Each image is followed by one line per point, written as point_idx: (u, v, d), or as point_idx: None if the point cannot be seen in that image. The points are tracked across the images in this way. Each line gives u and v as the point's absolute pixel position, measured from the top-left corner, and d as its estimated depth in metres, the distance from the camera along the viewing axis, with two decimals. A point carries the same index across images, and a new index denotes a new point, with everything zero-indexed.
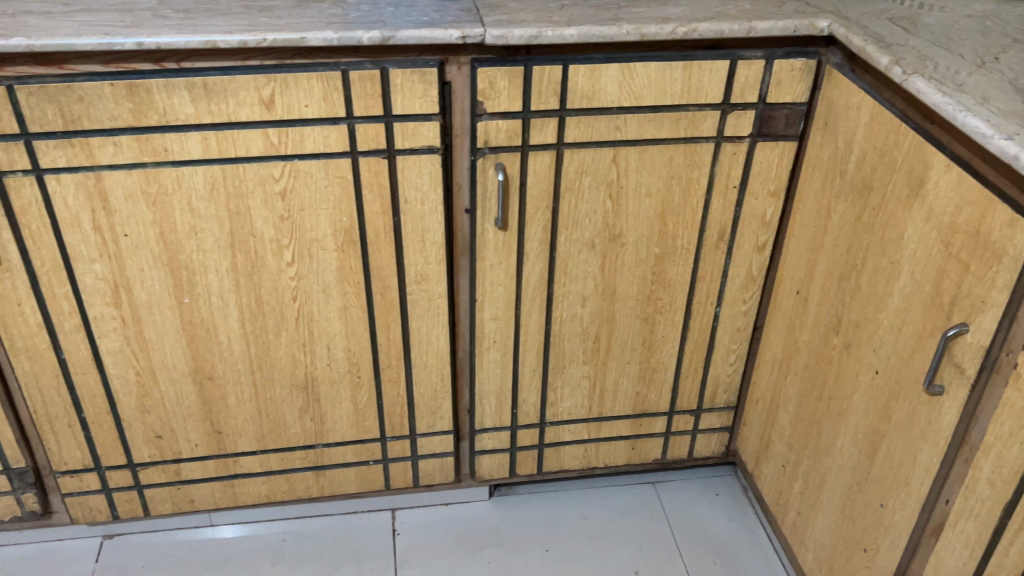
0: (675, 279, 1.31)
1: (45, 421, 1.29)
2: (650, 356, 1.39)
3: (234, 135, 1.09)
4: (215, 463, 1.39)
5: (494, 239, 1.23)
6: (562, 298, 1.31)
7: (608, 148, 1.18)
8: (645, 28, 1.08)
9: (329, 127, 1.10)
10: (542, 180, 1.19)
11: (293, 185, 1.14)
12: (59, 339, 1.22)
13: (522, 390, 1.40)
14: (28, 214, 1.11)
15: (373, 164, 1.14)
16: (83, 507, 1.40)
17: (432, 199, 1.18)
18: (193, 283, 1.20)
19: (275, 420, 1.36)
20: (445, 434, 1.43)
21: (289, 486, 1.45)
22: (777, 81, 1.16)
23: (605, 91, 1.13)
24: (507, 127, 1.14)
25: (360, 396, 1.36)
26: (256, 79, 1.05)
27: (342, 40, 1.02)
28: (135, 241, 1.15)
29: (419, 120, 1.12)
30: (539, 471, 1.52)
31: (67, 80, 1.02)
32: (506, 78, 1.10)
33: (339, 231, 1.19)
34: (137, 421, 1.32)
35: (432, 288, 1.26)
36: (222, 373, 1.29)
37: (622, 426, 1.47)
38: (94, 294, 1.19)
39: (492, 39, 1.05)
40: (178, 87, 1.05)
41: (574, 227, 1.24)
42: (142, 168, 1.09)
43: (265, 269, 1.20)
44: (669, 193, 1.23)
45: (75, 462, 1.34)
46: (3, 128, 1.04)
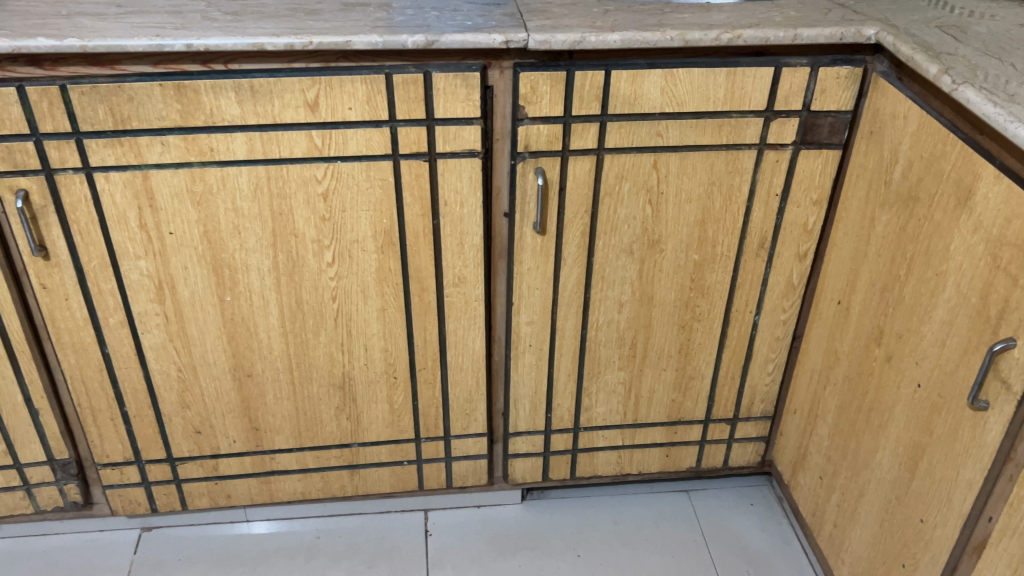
0: (713, 286, 1.31)
1: (88, 413, 1.31)
2: (686, 363, 1.38)
3: (279, 137, 1.10)
4: (252, 459, 1.41)
5: (532, 243, 1.23)
6: (599, 303, 1.30)
7: (649, 154, 1.17)
8: (689, 34, 1.07)
9: (371, 129, 1.11)
10: (582, 185, 1.19)
11: (335, 186, 1.15)
12: (103, 334, 1.24)
13: (557, 394, 1.40)
14: (77, 211, 1.13)
15: (414, 167, 1.15)
16: (123, 500, 1.42)
17: (471, 202, 1.19)
18: (235, 281, 1.22)
19: (311, 418, 1.37)
20: (479, 436, 1.43)
21: (324, 485, 1.46)
22: (822, 89, 1.15)
23: (647, 97, 1.13)
24: (548, 132, 1.14)
25: (396, 396, 1.37)
26: (301, 81, 1.07)
27: (387, 44, 1.03)
28: (180, 239, 1.17)
29: (460, 124, 1.13)
30: (573, 476, 1.51)
31: (118, 80, 1.05)
32: (548, 82, 1.10)
33: (379, 232, 1.20)
34: (177, 416, 1.34)
35: (469, 290, 1.27)
36: (261, 370, 1.31)
37: (657, 433, 1.47)
38: (138, 290, 1.21)
39: (535, 44, 1.06)
40: (225, 88, 1.06)
41: (613, 232, 1.24)
42: (188, 167, 1.11)
43: (305, 269, 1.22)
44: (709, 200, 1.22)
45: (117, 455, 1.37)
46: (55, 127, 1.06)
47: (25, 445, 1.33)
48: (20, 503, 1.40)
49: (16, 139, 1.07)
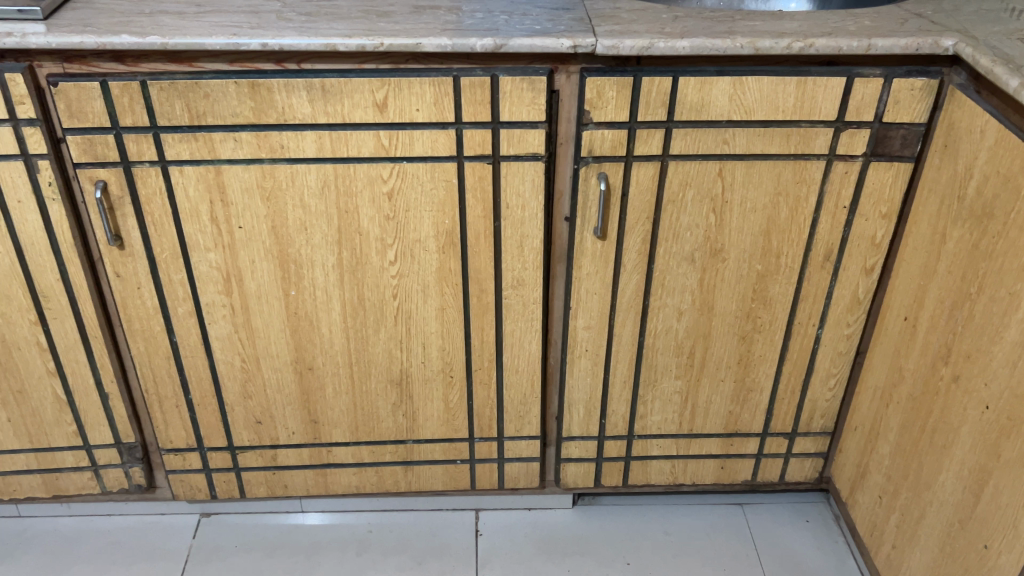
0: (776, 297, 1.29)
1: (154, 399, 1.35)
2: (745, 375, 1.37)
3: (347, 136, 1.12)
4: (309, 452, 1.44)
5: (593, 248, 1.23)
6: (657, 311, 1.29)
7: (714, 162, 1.16)
8: (760, 42, 1.06)
9: (437, 131, 1.13)
10: (645, 192, 1.19)
11: (400, 186, 1.17)
12: (172, 322, 1.28)
13: (611, 401, 1.39)
14: (151, 203, 1.17)
15: (478, 169, 1.16)
16: (184, 485, 1.46)
17: (533, 206, 1.19)
18: (299, 276, 1.24)
19: (369, 413, 1.39)
20: (532, 439, 1.43)
21: (378, 479, 1.48)
22: (895, 101, 1.12)
23: (715, 105, 1.12)
24: (613, 137, 1.14)
25: (452, 395, 1.38)
26: (371, 82, 1.09)
27: (457, 47, 1.04)
28: (249, 233, 1.20)
29: (525, 128, 1.13)
30: (625, 483, 1.51)
31: (195, 77, 1.08)
32: (615, 88, 1.10)
33: (440, 233, 1.21)
34: (239, 406, 1.37)
35: (528, 293, 1.27)
36: (321, 364, 1.33)
37: (712, 444, 1.45)
38: (207, 282, 1.24)
39: (603, 49, 1.06)
40: (298, 87, 1.09)
41: (675, 240, 1.23)
42: (259, 163, 1.14)
43: (367, 267, 1.24)
44: (775, 210, 1.21)
45: (180, 441, 1.41)
46: (135, 121, 1.10)
47: (95, 427, 1.38)
48: (88, 483, 1.45)
49: (97, 132, 1.11)
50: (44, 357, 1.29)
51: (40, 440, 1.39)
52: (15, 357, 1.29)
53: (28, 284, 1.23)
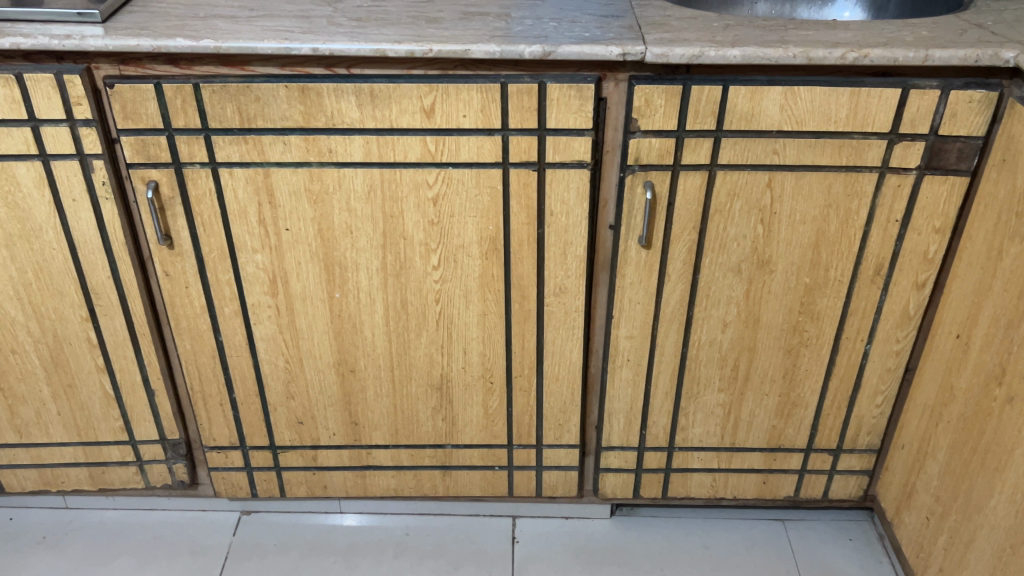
0: (824, 311, 1.26)
1: (199, 397, 1.37)
2: (790, 389, 1.34)
3: (395, 141, 1.13)
4: (349, 453, 1.44)
5: (636, 257, 1.22)
6: (701, 322, 1.28)
7: (763, 172, 1.15)
8: (813, 51, 1.04)
9: (483, 137, 1.13)
10: (692, 201, 1.17)
11: (445, 192, 1.17)
12: (219, 322, 1.29)
13: (652, 412, 1.38)
14: (201, 204, 1.18)
15: (523, 176, 1.15)
16: (226, 483, 1.48)
17: (577, 213, 1.19)
18: (344, 279, 1.25)
19: (409, 417, 1.40)
20: (571, 447, 1.43)
21: (417, 483, 1.48)
22: (952, 113, 1.10)
23: (765, 115, 1.10)
24: (660, 145, 1.13)
25: (491, 401, 1.38)
26: (419, 87, 1.09)
27: (505, 53, 1.04)
28: (295, 235, 1.21)
29: (571, 135, 1.13)
30: (664, 495, 1.49)
31: (246, 81, 1.09)
32: (664, 96, 1.09)
33: (484, 239, 1.21)
34: (282, 406, 1.39)
35: (570, 301, 1.27)
36: (363, 366, 1.34)
37: (755, 458, 1.43)
38: (253, 282, 1.25)
39: (652, 57, 1.05)
40: (347, 92, 1.10)
41: (721, 250, 1.21)
42: (307, 167, 1.15)
43: (411, 271, 1.24)
44: (824, 222, 1.18)
45: (223, 439, 1.42)
46: (187, 123, 1.12)
47: (141, 423, 1.40)
48: (133, 477, 1.47)
49: (151, 133, 1.13)
50: (93, 353, 1.32)
51: (87, 434, 1.42)
52: (65, 351, 1.32)
53: (80, 281, 1.25)
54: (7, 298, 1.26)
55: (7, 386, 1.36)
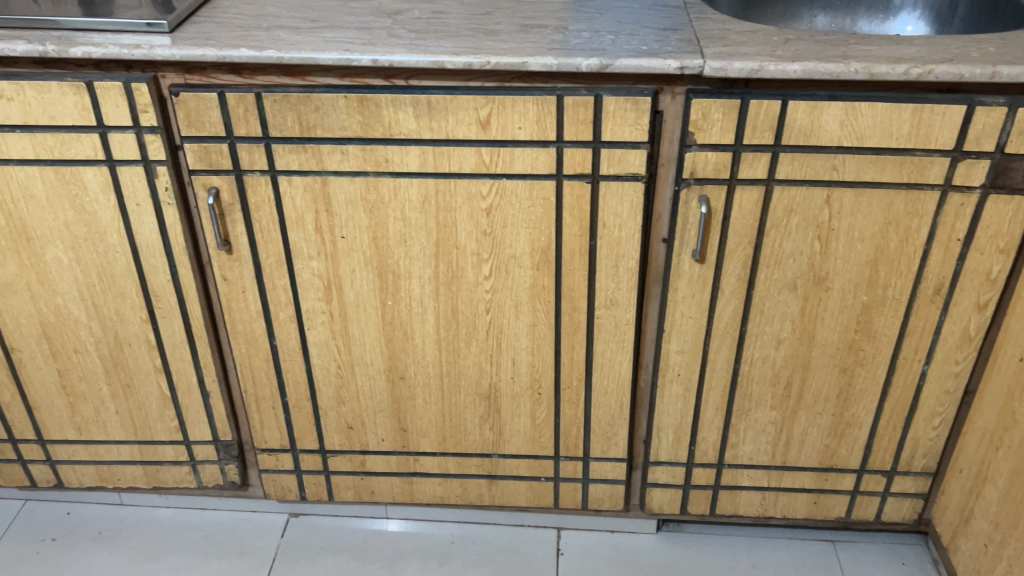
0: (881, 330, 1.24)
1: (252, 400, 1.40)
2: (844, 409, 1.32)
3: (450, 152, 1.14)
4: (397, 459, 1.46)
5: (690, 271, 1.21)
6: (754, 338, 1.26)
7: (822, 188, 1.13)
8: (875, 66, 1.03)
9: (538, 149, 1.13)
10: (747, 216, 1.16)
11: (498, 203, 1.18)
12: (273, 326, 1.32)
13: (702, 428, 1.36)
14: (260, 211, 1.21)
15: (577, 188, 1.16)
16: (276, 485, 1.50)
17: (630, 226, 1.18)
18: (397, 286, 1.26)
19: (457, 425, 1.41)
20: (619, 461, 1.42)
21: (462, 491, 1.49)
22: (1019, 131, 1.07)
23: (824, 130, 1.09)
24: (716, 159, 1.12)
25: (539, 412, 1.38)
26: (476, 99, 1.10)
27: (562, 66, 1.05)
28: (350, 243, 1.23)
29: (627, 148, 1.12)
30: (712, 513, 1.47)
31: (307, 91, 1.11)
32: (721, 110, 1.08)
33: (536, 250, 1.21)
34: (332, 410, 1.40)
35: (620, 314, 1.26)
36: (413, 374, 1.35)
37: (806, 478, 1.41)
38: (308, 289, 1.27)
39: (711, 71, 1.05)
40: (405, 103, 1.11)
41: (776, 266, 1.20)
42: (364, 176, 1.17)
43: (462, 281, 1.25)
44: (883, 239, 1.16)
45: (275, 441, 1.44)
46: (248, 131, 1.14)
47: (195, 424, 1.43)
48: (186, 477, 1.50)
49: (213, 141, 1.15)
50: (151, 354, 1.35)
51: (144, 433, 1.45)
52: (125, 352, 1.35)
53: (141, 284, 1.28)
54: (72, 298, 1.30)
55: (69, 384, 1.40)
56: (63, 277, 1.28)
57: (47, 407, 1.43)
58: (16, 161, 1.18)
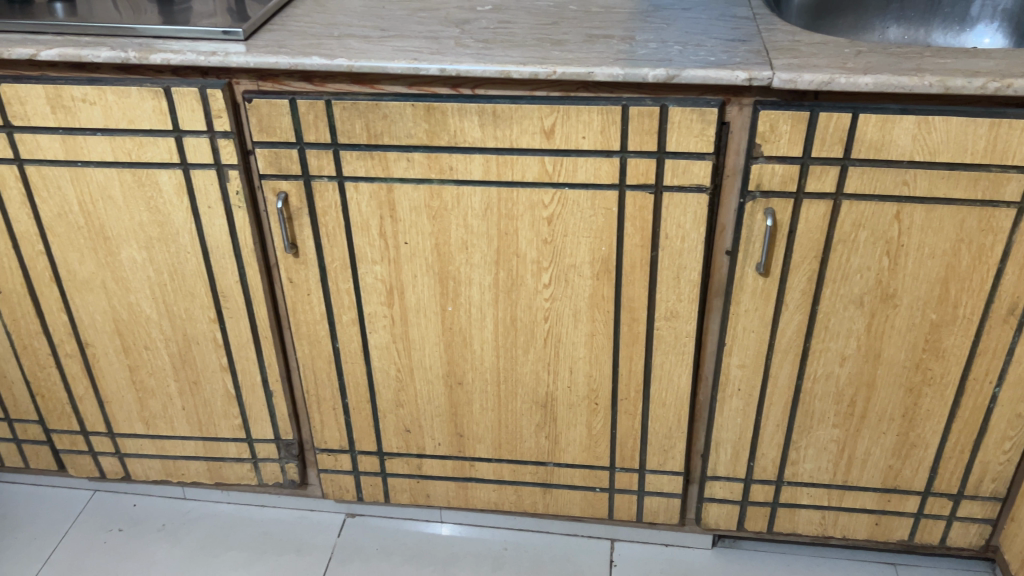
0: (950, 350, 1.21)
1: (314, 400, 1.42)
2: (910, 429, 1.29)
3: (514, 161, 1.15)
4: (453, 464, 1.47)
5: (753, 284, 1.20)
6: (818, 354, 1.24)
7: (891, 203, 1.11)
8: (951, 80, 1.01)
9: (601, 159, 1.13)
10: (814, 230, 1.14)
11: (560, 212, 1.18)
12: (336, 329, 1.34)
13: (762, 444, 1.34)
14: (326, 216, 1.23)
15: (639, 198, 1.15)
16: (334, 485, 1.53)
17: (693, 237, 1.18)
18: (457, 292, 1.28)
19: (513, 432, 1.41)
20: (675, 474, 1.40)
21: (517, 498, 1.49)
22: None
23: (896, 144, 1.07)
24: (783, 172, 1.11)
25: (595, 422, 1.37)
26: (541, 109, 1.11)
27: (628, 76, 1.05)
28: (413, 249, 1.24)
29: (691, 159, 1.12)
30: (769, 530, 1.45)
31: (375, 99, 1.13)
32: (789, 122, 1.07)
33: (597, 259, 1.21)
34: (391, 413, 1.42)
35: (680, 326, 1.25)
36: (471, 379, 1.36)
37: (868, 498, 1.37)
38: (371, 292, 1.29)
39: (780, 83, 1.04)
40: (470, 111, 1.12)
41: (842, 281, 1.18)
42: (428, 183, 1.18)
43: (522, 288, 1.26)
44: (955, 257, 1.14)
45: (334, 442, 1.47)
46: (318, 137, 1.17)
47: (258, 422, 1.46)
48: (247, 474, 1.54)
49: (283, 146, 1.18)
50: (218, 352, 1.39)
51: (208, 429, 1.49)
52: (193, 349, 1.39)
53: (210, 284, 1.32)
54: (144, 296, 1.34)
55: (139, 379, 1.44)
56: (137, 276, 1.32)
57: (118, 401, 1.47)
58: (96, 162, 1.23)
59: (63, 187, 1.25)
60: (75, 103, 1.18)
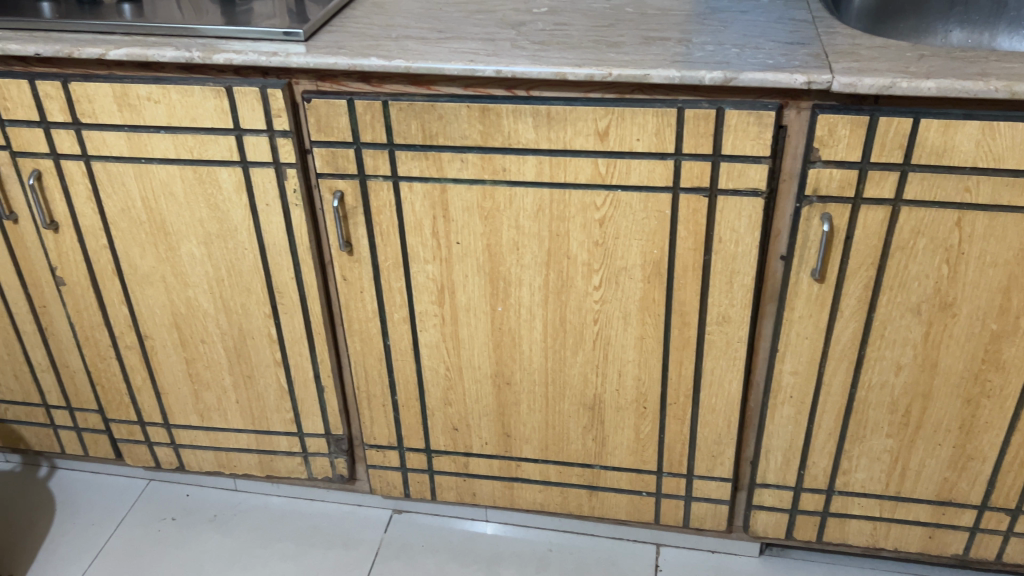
0: (1011, 361, 1.18)
1: (364, 397, 1.44)
2: (966, 441, 1.26)
3: (568, 162, 1.15)
4: (500, 463, 1.47)
5: (808, 290, 1.19)
6: (873, 362, 1.22)
7: (952, 210, 1.09)
8: (1017, 85, 0.98)
9: (656, 161, 1.13)
10: (871, 236, 1.13)
11: (612, 214, 1.18)
12: (387, 327, 1.36)
13: (813, 452, 1.33)
14: (381, 215, 1.25)
15: (693, 202, 1.15)
16: (381, 481, 1.54)
17: (747, 242, 1.17)
18: (507, 293, 1.28)
19: (560, 433, 1.41)
20: (724, 481, 1.39)
21: (562, 500, 1.49)
22: None
23: (958, 150, 1.05)
24: (841, 177, 1.09)
25: (643, 426, 1.37)
26: (595, 111, 1.11)
27: (685, 78, 1.05)
28: (465, 249, 1.25)
29: (747, 163, 1.11)
30: (818, 540, 1.43)
31: (431, 100, 1.14)
32: (848, 126, 1.06)
33: (648, 262, 1.21)
34: (439, 411, 1.43)
35: (732, 331, 1.24)
36: (519, 380, 1.37)
37: (921, 510, 1.35)
38: (422, 291, 1.31)
39: (839, 87, 1.02)
40: (525, 113, 1.13)
41: (900, 289, 1.16)
42: (481, 184, 1.19)
43: (572, 290, 1.26)
44: (1018, 266, 1.11)
45: (383, 438, 1.48)
46: (374, 137, 1.18)
47: (309, 417, 1.48)
48: (297, 467, 1.56)
49: (340, 146, 1.20)
50: (272, 347, 1.41)
51: (261, 422, 1.52)
52: (248, 344, 1.42)
53: (266, 280, 1.35)
54: (202, 291, 1.37)
55: (195, 372, 1.47)
56: (195, 271, 1.36)
57: (174, 392, 1.51)
58: (159, 160, 1.26)
59: (127, 183, 1.29)
60: (140, 102, 1.22)
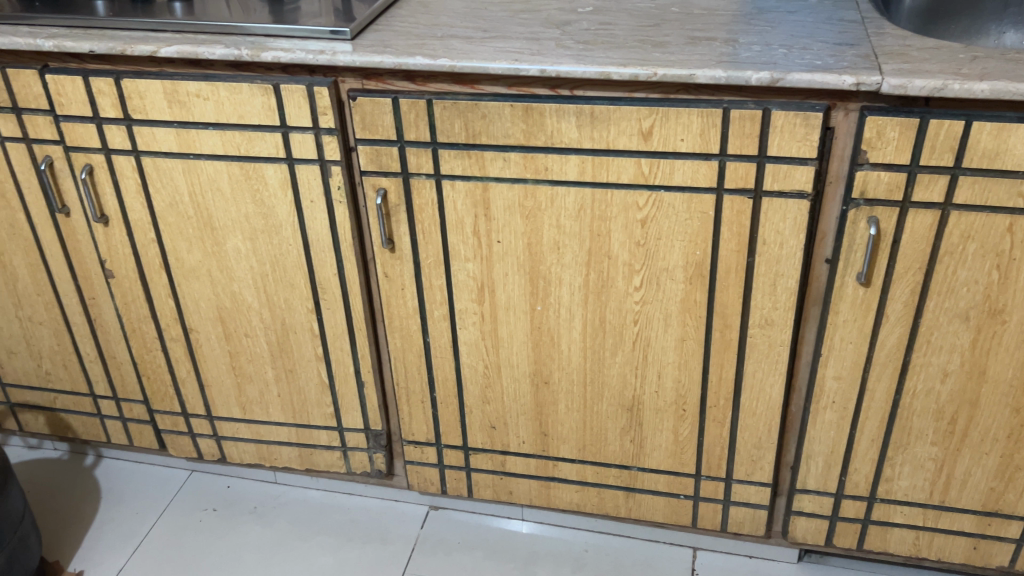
0: None
1: (403, 393, 1.45)
2: (1014, 450, 1.24)
3: (610, 162, 1.15)
4: (537, 462, 1.47)
5: (852, 294, 1.17)
6: (919, 368, 1.20)
7: (1004, 215, 1.07)
8: None
9: (699, 162, 1.12)
10: (919, 240, 1.11)
11: (654, 215, 1.17)
12: (427, 324, 1.36)
13: (855, 458, 1.31)
14: (423, 212, 1.25)
15: (737, 203, 1.14)
16: (419, 477, 1.55)
17: (792, 244, 1.15)
18: (547, 292, 1.28)
19: (597, 434, 1.41)
20: (763, 486, 1.38)
21: (599, 501, 1.49)
22: None
23: (1011, 154, 1.03)
24: (889, 179, 1.08)
25: (682, 428, 1.36)
26: (639, 111, 1.10)
27: (731, 79, 1.04)
28: (506, 248, 1.26)
29: (792, 164, 1.10)
30: (859, 548, 1.40)
31: (475, 98, 1.15)
32: (898, 128, 1.04)
33: (690, 264, 1.20)
34: (477, 409, 1.44)
35: (774, 334, 1.23)
36: (557, 380, 1.37)
37: (965, 521, 1.32)
38: (463, 289, 1.31)
39: (889, 88, 1.01)
40: (569, 112, 1.13)
41: (948, 294, 1.14)
42: (523, 183, 1.19)
43: (613, 290, 1.26)
44: None
45: (421, 435, 1.49)
46: (418, 136, 1.19)
47: (349, 412, 1.50)
48: (336, 461, 1.58)
49: (384, 144, 1.21)
50: (314, 342, 1.43)
51: (301, 416, 1.53)
52: (290, 338, 1.44)
53: (310, 276, 1.36)
54: (247, 285, 1.40)
55: (238, 365, 1.50)
56: (240, 265, 1.38)
57: (217, 385, 1.53)
58: (207, 155, 1.28)
59: (176, 178, 1.31)
60: (190, 99, 1.24)
